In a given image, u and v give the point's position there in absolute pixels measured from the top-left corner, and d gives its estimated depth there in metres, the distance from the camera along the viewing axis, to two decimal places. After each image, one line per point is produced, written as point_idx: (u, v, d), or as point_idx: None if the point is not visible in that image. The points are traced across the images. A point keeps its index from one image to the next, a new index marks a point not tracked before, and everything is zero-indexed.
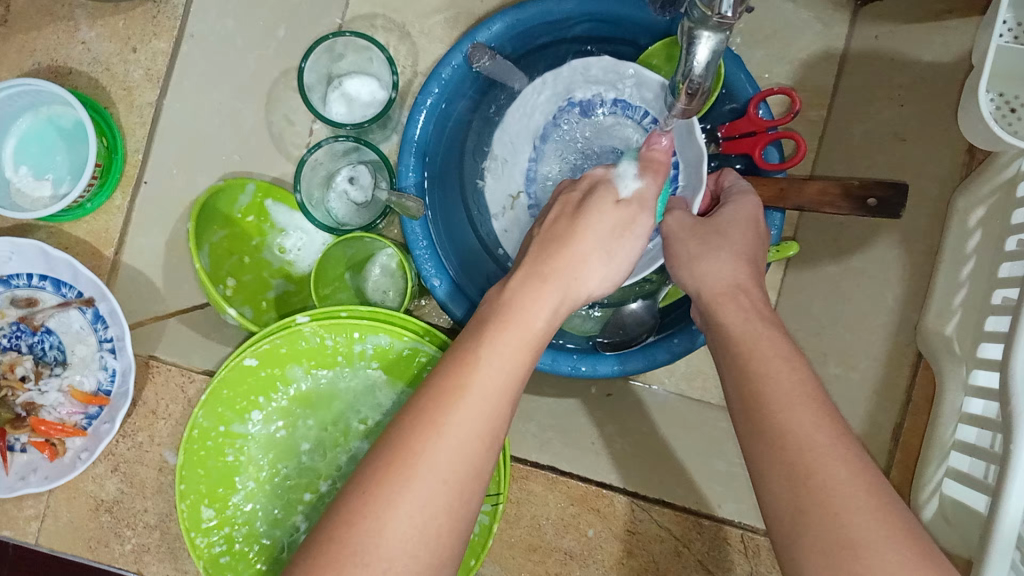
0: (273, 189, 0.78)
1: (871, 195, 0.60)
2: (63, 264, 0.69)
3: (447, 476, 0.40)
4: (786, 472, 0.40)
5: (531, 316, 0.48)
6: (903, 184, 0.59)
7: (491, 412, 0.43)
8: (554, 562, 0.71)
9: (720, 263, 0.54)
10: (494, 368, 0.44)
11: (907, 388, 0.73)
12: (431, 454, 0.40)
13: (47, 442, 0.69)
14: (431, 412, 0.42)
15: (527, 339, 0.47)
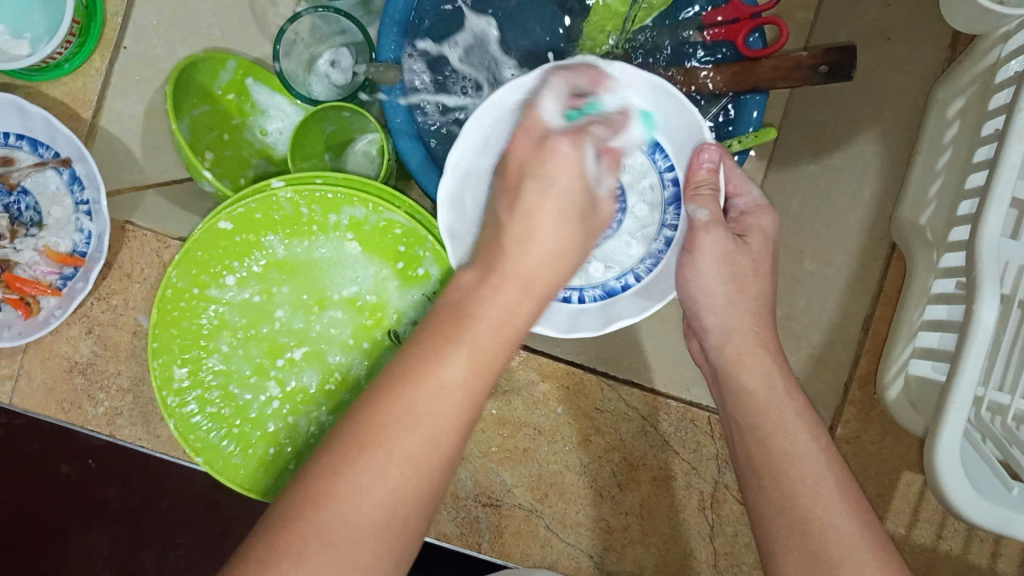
0: (256, 69, 0.76)
1: (823, 63, 0.66)
2: (41, 121, 0.68)
3: (403, 451, 0.43)
4: (792, 526, 0.49)
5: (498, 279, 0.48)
6: (851, 47, 0.65)
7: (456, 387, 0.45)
8: (523, 437, 0.73)
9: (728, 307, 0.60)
10: (456, 352, 0.45)
11: (879, 278, 0.74)
12: (386, 436, 0.43)
13: (22, 300, 0.69)
14: (388, 395, 0.44)
15: (490, 313, 0.47)
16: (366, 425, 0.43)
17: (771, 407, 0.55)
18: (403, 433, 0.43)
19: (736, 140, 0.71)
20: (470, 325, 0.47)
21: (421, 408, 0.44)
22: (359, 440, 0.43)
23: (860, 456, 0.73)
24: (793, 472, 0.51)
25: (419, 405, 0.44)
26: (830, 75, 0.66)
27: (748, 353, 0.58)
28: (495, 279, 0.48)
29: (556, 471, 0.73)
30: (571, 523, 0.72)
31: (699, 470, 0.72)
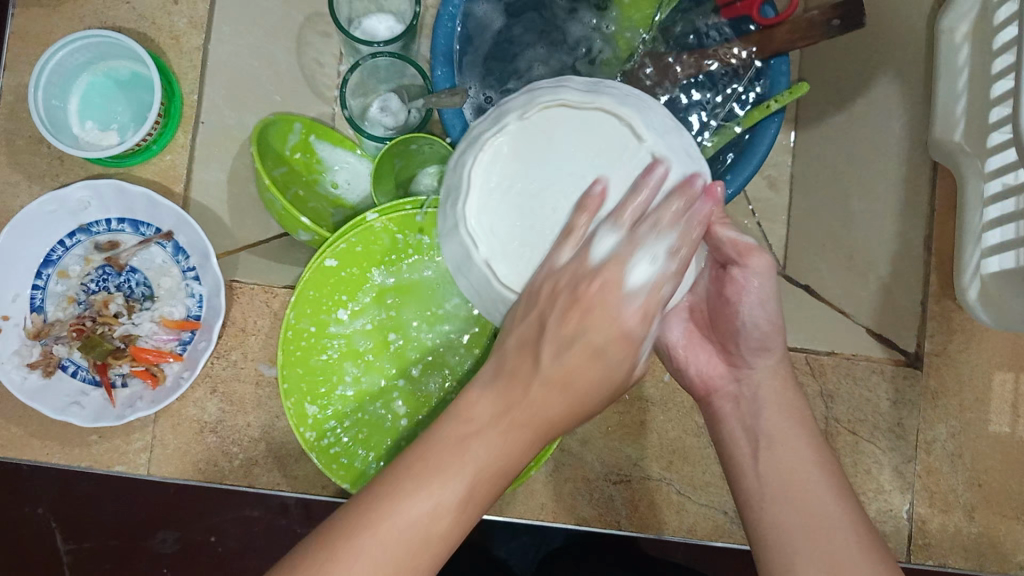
0: (317, 126, 0.83)
1: (834, 17, 0.73)
2: (140, 199, 0.72)
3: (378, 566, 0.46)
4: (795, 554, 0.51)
5: (470, 457, 0.49)
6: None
7: (419, 537, 0.47)
8: (638, 409, 0.76)
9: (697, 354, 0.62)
10: (419, 502, 0.47)
11: (929, 200, 0.78)
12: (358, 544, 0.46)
13: (148, 369, 0.72)
14: (352, 528, 0.46)
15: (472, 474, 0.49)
16: (352, 521, 0.47)
17: (782, 426, 0.56)
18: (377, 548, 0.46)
19: (773, 101, 0.77)
20: (461, 455, 0.49)
21: (391, 545, 0.46)
22: (344, 534, 0.46)
23: (951, 366, 0.77)
24: (781, 467, 0.54)
25: (404, 513, 0.47)
26: (844, 25, 0.74)
27: (769, 391, 0.59)
28: (504, 426, 0.51)
29: (675, 436, 0.76)
30: (701, 484, 0.75)
31: (808, 410, 0.77)
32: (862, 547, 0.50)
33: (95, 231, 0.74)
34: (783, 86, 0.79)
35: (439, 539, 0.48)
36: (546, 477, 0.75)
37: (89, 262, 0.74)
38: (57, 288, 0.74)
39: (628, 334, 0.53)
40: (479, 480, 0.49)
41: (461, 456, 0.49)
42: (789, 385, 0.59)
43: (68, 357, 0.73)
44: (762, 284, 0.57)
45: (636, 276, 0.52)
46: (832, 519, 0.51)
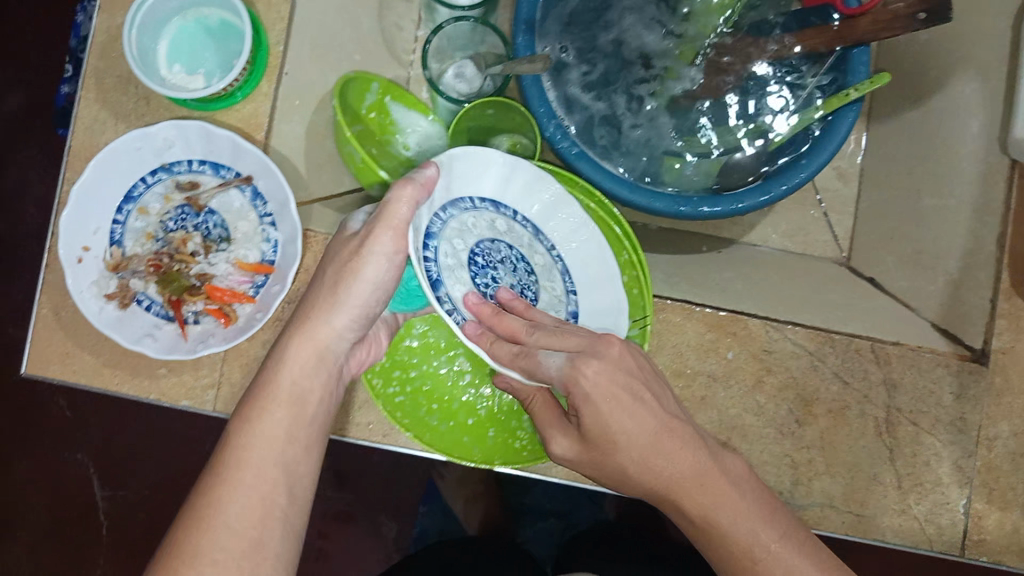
0: (394, 87, 0.86)
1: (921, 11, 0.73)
2: (224, 143, 0.73)
3: (234, 550, 0.49)
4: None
5: (271, 428, 0.55)
6: None
7: (251, 508, 0.51)
8: (700, 384, 0.76)
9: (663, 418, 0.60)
10: (246, 475, 0.52)
11: (1003, 199, 0.79)
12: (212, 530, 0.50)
13: (221, 309, 0.74)
14: (198, 513, 0.50)
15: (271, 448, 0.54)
16: (195, 511, 0.51)
17: (749, 504, 0.60)
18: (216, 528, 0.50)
19: (853, 89, 0.76)
20: (269, 395, 0.56)
21: (235, 518, 0.50)
22: (201, 518, 0.50)
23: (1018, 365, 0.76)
24: (742, 537, 0.59)
25: (237, 494, 0.51)
26: (929, 19, 0.73)
27: (648, 444, 0.59)
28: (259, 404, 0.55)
29: (736, 415, 0.76)
30: (759, 463, 0.75)
31: (870, 398, 0.76)
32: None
33: (177, 171, 0.75)
34: (862, 77, 0.78)
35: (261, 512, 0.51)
36: None
37: (169, 201, 0.75)
38: (135, 224, 0.75)
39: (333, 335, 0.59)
40: (267, 454, 0.53)
41: (271, 390, 0.56)
42: (676, 448, 0.60)
43: (143, 291, 0.74)
44: (606, 366, 0.58)
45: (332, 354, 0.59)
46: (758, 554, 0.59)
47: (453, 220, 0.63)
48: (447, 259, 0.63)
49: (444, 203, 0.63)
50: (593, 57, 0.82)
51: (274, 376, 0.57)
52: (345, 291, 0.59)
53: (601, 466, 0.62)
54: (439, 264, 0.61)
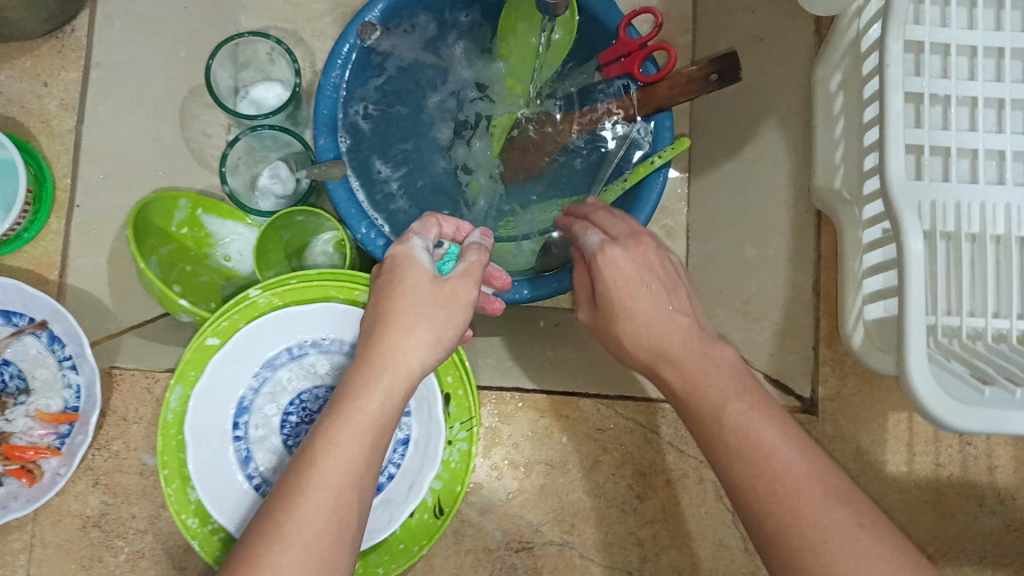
0: (204, 199, 0.81)
1: (711, 72, 0.71)
2: (14, 291, 0.70)
3: (315, 551, 0.46)
4: (783, 518, 0.46)
5: (365, 403, 0.51)
6: (733, 54, 0.70)
7: (334, 503, 0.48)
8: (538, 473, 0.75)
9: (651, 305, 0.56)
10: (335, 461, 0.49)
11: (816, 245, 0.78)
12: (295, 530, 0.46)
13: (24, 468, 0.69)
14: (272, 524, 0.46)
15: (366, 426, 0.51)
16: (283, 500, 0.48)
17: (728, 378, 0.52)
18: (301, 537, 0.46)
19: (656, 157, 0.76)
20: (346, 423, 0.50)
21: (313, 523, 0.47)
22: (282, 506, 0.47)
23: (846, 409, 0.77)
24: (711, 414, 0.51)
25: (329, 472, 0.48)
26: (723, 81, 0.71)
27: (657, 320, 0.55)
28: (375, 376, 0.52)
29: (576, 500, 0.75)
30: (603, 546, 0.74)
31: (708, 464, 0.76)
32: (833, 493, 0.46)
33: None
34: (667, 140, 0.77)
35: (344, 505, 0.48)
36: (448, 549, 0.74)
37: None
38: None
39: (415, 367, 0.54)
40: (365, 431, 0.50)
41: (353, 416, 0.51)
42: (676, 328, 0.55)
43: None
44: (633, 257, 0.58)
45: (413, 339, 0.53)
46: (800, 477, 0.46)
47: (267, 385, 0.72)
48: (260, 430, 0.72)
49: (257, 372, 0.72)
50: (419, 134, 0.85)
51: (356, 403, 0.51)
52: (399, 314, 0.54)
53: (606, 336, 0.59)
54: (249, 437, 0.71)
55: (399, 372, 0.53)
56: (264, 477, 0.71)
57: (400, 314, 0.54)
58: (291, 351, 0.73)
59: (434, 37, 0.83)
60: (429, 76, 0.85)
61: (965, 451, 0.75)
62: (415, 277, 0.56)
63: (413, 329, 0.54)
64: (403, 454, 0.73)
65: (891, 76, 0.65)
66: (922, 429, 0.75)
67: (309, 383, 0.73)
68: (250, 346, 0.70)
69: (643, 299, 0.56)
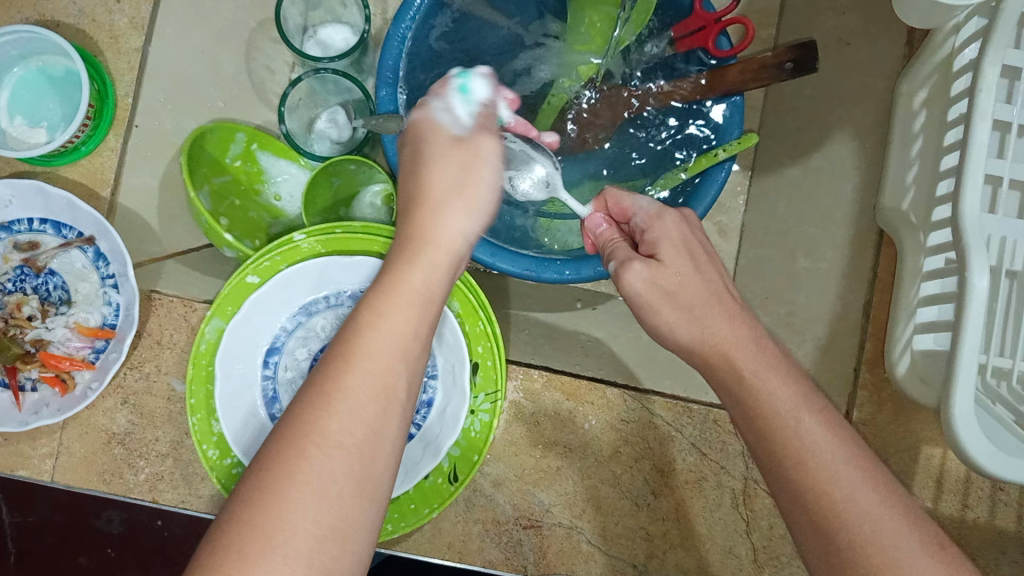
0: (261, 135, 0.80)
1: (786, 61, 0.70)
2: (63, 204, 0.71)
3: (341, 454, 0.41)
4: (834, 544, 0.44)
5: (409, 284, 0.47)
6: (809, 42, 0.69)
7: (379, 387, 0.43)
8: (555, 455, 0.75)
9: (678, 270, 0.54)
10: (377, 343, 0.44)
11: (872, 268, 0.77)
12: (335, 417, 0.42)
13: (58, 377, 0.71)
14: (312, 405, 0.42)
15: (410, 302, 0.47)
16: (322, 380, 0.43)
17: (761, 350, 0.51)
18: (335, 420, 0.42)
19: (721, 149, 0.75)
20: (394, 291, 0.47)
21: (356, 415, 0.42)
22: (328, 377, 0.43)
23: (878, 437, 0.74)
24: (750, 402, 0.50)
25: (371, 352, 0.44)
26: (795, 71, 0.70)
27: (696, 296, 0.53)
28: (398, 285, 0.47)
29: (590, 485, 0.74)
30: (612, 535, 0.74)
31: (727, 470, 0.75)
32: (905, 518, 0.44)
33: (16, 230, 0.72)
34: (734, 135, 0.76)
35: (381, 401, 0.43)
36: (457, 517, 0.74)
37: (6, 261, 0.72)
38: None
39: (462, 240, 0.52)
40: (409, 318, 0.46)
41: (395, 292, 0.47)
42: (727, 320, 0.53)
43: None
44: (673, 230, 0.56)
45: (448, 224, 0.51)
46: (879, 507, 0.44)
47: (300, 329, 0.73)
48: (288, 372, 0.73)
49: (291, 315, 0.72)
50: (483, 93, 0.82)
51: (399, 275, 0.48)
52: (432, 163, 0.54)
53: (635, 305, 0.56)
54: (277, 378, 0.72)
55: (443, 240, 0.51)
56: (286, 418, 0.72)
57: (437, 194, 0.52)
58: (327, 298, 0.73)
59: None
60: (503, 35, 0.82)
61: (994, 494, 0.72)
62: (437, 135, 0.55)
63: (451, 200, 0.52)
64: (424, 416, 0.73)
65: (980, 102, 0.62)
66: (955, 469, 0.72)
67: (339, 333, 0.73)
68: (288, 286, 0.71)
69: (680, 276, 0.54)
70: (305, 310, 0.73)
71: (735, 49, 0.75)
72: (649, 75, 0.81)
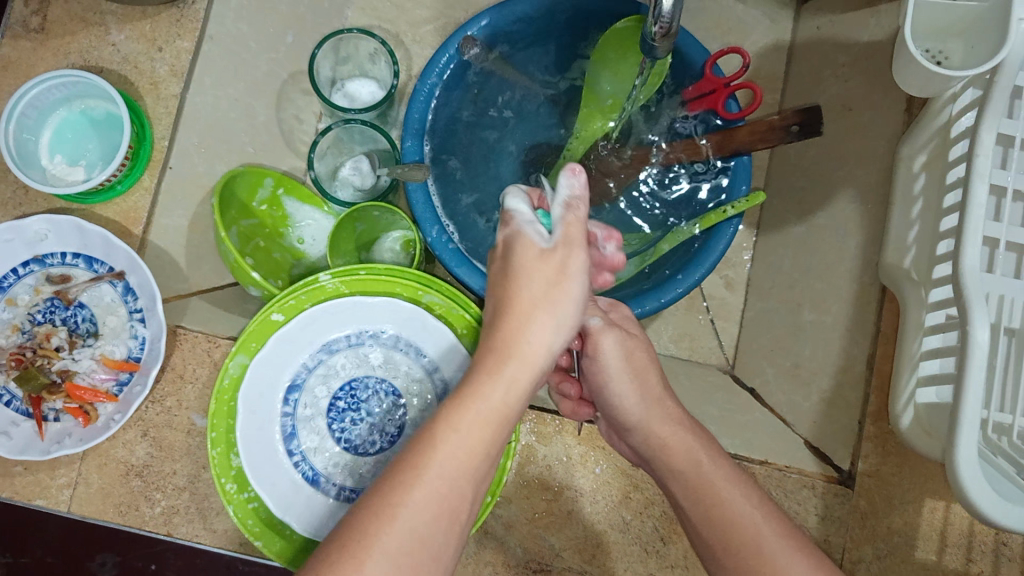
0: (288, 181, 0.84)
1: (792, 123, 0.73)
2: (97, 239, 0.73)
3: (400, 555, 0.46)
4: None
5: (502, 401, 0.52)
6: (814, 107, 0.72)
7: (447, 491, 0.49)
8: (566, 498, 0.76)
9: (618, 382, 0.70)
10: (450, 449, 0.49)
11: (875, 321, 0.78)
12: (401, 516, 0.47)
13: (81, 407, 0.72)
14: (390, 496, 0.47)
15: (488, 418, 0.51)
16: (392, 479, 0.48)
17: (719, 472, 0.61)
18: (399, 529, 0.46)
19: (729, 206, 0.79)
20: (467, 411, 0.51)
21: (424, 512, 0.47)
22: (405, 469, 0.49)
23: (882, 489, 0.75)
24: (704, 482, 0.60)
25: (440, 454, 0.49)
26: (802, 133, 0.73)
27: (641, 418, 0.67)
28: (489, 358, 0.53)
29: (600, 531, 0.75)
30: None
31: None
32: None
33: (49, 263, 0.75)
34: (743, 190, 0.80)
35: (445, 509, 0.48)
36: (468, 558, 0.75)
37: (38, 293, 0.75)
38: (3, 316, 0.74)
39: (545, 353, 0.54)
40: (475, 424, 0.51)
41: (476, 403, 0.51)
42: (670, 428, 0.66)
43: (4, 386, 0.73)
44: (616, 353, 0.70)
45: (536, 337, 0.53)
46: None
47: (321, 367, 0.75)
48: (307, 410, 0.74)
49: (314, 354, 0.75)
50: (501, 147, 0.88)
51: (478, 391, 0.52)
52: (523, 296, 0.54)
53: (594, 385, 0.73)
54: (296, 415, 0.73)
55: (532, 363, 0.53)
56: (304, 455, 0.73)
57: (527, 306, 0.53)
58: (350, 339, 0.75)
59: (525, 60, 0.87)
60: (521, 93, 0.88)
61: (999, 549, 0.70)
62: (522, 248, 0.55)
63: (552, 318, 0.54)
64: None
65: (980, 166, 0.65)
66: (958, 522, 0.70)
67: (360, 372, 0.75)
68: (312, 326, 0.73)
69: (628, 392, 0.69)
70: (327, 350, 0.75)
71: (743, 111, 0.79)
72: (665, 135, 0.85)
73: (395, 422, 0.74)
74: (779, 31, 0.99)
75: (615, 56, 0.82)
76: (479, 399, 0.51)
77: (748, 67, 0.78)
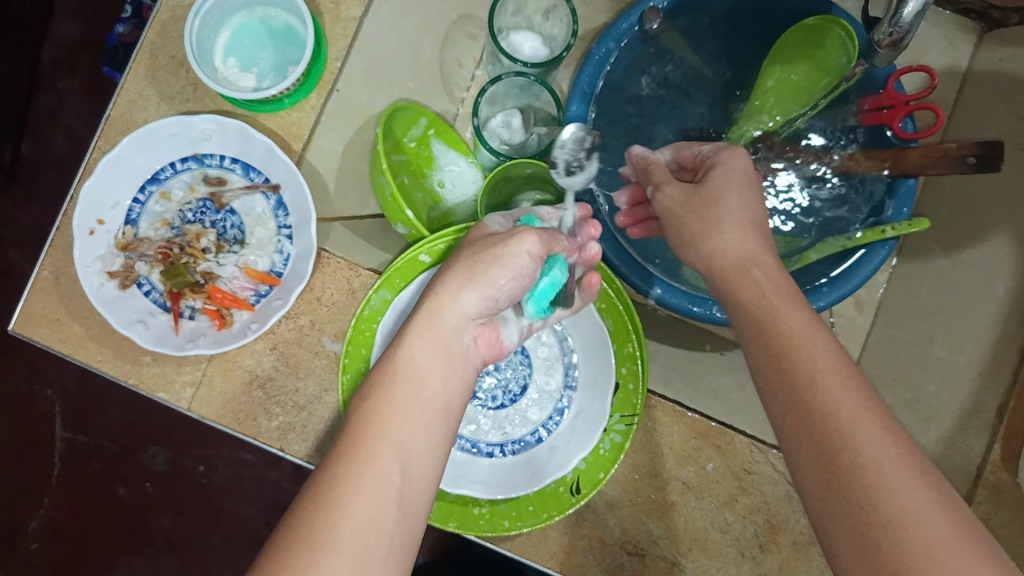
0: (441, 123, 0.82)
1: (968, 155, 0.66)
2: (261, 148, 0.73)
3: (368, 523, 0.46)
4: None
5: (423, 368, 0.54)
6: (998, 140, 0.65)
7: (400, 454, 0.49)
8: (673, 489, 0.76)
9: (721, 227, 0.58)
10: (397, 418, 0.51)
11: (1013, 369, 0.76)
12: (355, 486, 0.47)
13: (218, 311, 0.73)
14: (339, 476, 0.47)
15: (418, 387, 0.53)
16: (339, 459, 0.48)
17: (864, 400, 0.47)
18: (359, 494, 0.47)
19: (889, 227, 0.75)
20: (397, 378, 0.53)
21: (375, 477, 0.48)
22: (346, 449, 0.49)
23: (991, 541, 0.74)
24: (809, 371, 0.48)
25: (395, 425, 0.50)
26: (978, 166, 0.66)
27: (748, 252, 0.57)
28: (419, 330, 0.56)
29: (699, 527, 0.75)
30: None
31: None
32: None
33: (207, 163, 0.75)
34: (904, 215, 0.77)
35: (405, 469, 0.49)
36: (565, 527, 0.75)
37: (193, 191, 0.75)
38: (155, 208, 0.75)
39: (460, 313, 0.57)
40: (421, 395, 0.53)
41: (403, 372, 0.53)
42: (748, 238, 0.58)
43: (146, 276, 0.74)
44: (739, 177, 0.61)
45: (476, 301, 0.58)
46: None
47: None
48: None
49: None
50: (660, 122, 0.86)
51: (403, 358, 0.54)
52: (454, 261, 0.59)
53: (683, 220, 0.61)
54: None
55: (441, 320, 0.57)
56: None
57: (467, 268, 0.58)
58: None
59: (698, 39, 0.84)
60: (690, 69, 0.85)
61: None
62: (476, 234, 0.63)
63: (469, 282, 0.57)
64: (556, 422, 0.76)
65: None
66: None
67: None
68: None
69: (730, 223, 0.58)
70: None
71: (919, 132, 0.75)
72: (831, 139, 0.82)
73: (519, 381, 0.77)
74: (957, 57, 0.94)
75: (799, 50, 0.79)
76: (423, 359, 0.54)
77: (935, 87, 0.73)
